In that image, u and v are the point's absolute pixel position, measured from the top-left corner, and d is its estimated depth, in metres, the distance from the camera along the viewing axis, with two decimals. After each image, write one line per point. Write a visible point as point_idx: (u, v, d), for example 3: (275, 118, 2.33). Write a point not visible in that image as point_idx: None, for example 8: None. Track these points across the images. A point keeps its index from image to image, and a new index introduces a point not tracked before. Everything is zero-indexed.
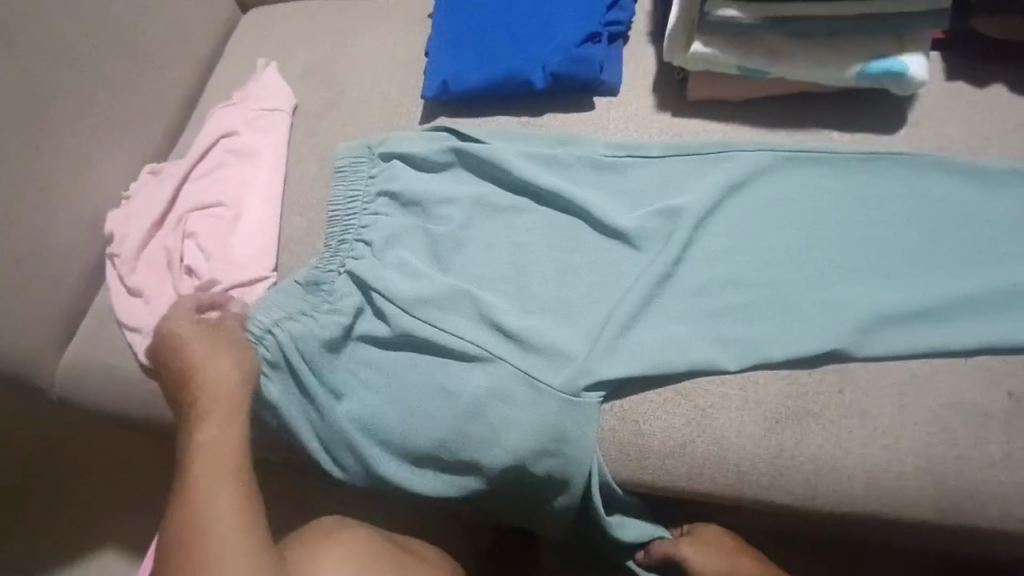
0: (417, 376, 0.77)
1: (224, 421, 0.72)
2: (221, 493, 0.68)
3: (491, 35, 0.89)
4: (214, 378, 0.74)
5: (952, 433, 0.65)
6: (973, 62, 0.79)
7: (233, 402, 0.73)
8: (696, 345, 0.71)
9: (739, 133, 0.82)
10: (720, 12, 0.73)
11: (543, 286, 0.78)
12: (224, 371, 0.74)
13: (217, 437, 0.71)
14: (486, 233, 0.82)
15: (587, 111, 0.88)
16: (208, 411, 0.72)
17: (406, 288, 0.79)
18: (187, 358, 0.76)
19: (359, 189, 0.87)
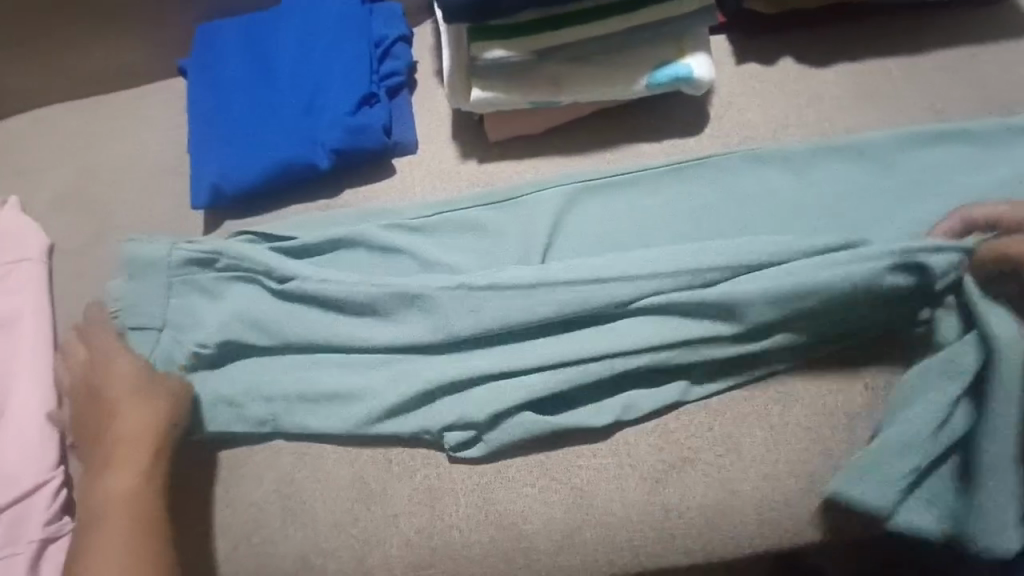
0: (311, 357, 0.69)
1: (138, 458, 0.62)
2: (119, 535, 0.57)
3: (257, 121, 0.79)
4: (126, 420, 0.63)
5: (824, 443, 0.63)
6: (758, 40, 0.81)
7: (152, 440, 0.63)
8: (567, 415, 0.65)
9: (549, 166, 0.78)
10: (486, 55, 0.67)
11: (393, 387, 0.66)
12: (142, 415, 0.63)
13: (133, 477, 0.61)
14: (304, 363, 0.69)
15: (389, 177, 0.80)
16: (117, 454, 0.62)
17: (263, 362, 0.70)
18: (109, 383, 0.65)
19: (145, 334, 0.71)
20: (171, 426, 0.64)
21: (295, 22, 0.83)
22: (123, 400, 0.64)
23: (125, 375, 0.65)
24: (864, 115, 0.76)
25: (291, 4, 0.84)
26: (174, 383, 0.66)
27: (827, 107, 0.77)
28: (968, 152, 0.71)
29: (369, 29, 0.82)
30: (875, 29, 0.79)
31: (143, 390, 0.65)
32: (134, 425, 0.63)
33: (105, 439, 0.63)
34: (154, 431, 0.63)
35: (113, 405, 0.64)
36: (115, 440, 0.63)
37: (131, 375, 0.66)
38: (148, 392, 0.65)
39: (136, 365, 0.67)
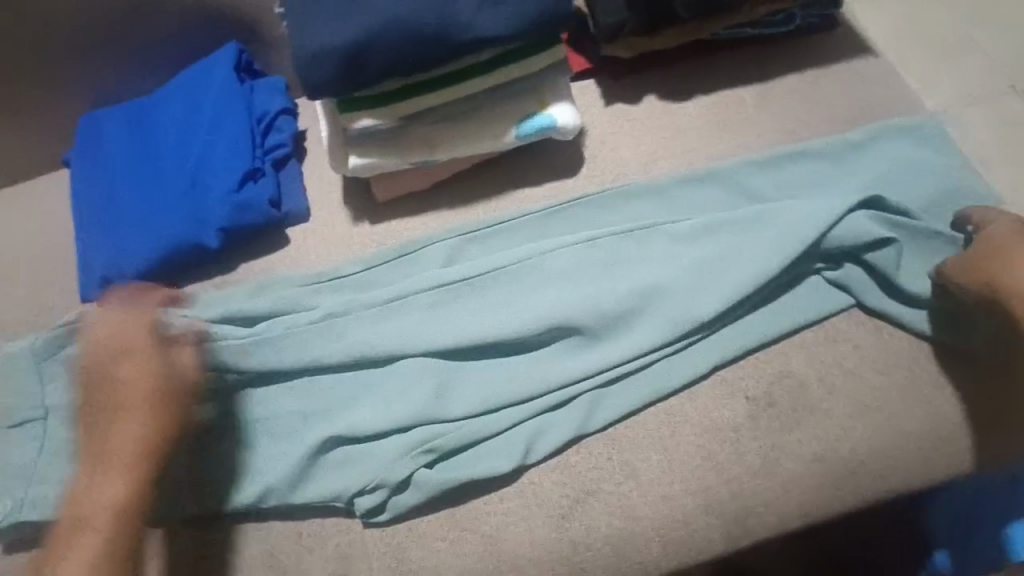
0: (240, 429, 0.71)
1: (148, 413, 0.61)
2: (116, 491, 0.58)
3: (143, 205, 0.79)
4: (119, 433, 0.60)
5: (715, 458, 0.66)
6: (624, 80, 0.85)
7: (165, 395, 0.62)
8: (469, 462, 0.66)
9: (439, 220, 0.81)
10: (357, 125, 0.70)
11: (317, 447, 0.67)
12: (143, 376, 0.61)
13: (139, 432, 0.60)
14: (233, 438, 0.70)
15: (284, 247, 0.81)
16: (103, 466, 0.59)
17: None
18: (113, 337, 0.63)
19: (35, 427, 0.71)
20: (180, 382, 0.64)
21: (175, 105, 0.84)
22: (126, 403, 0.60)
23: (144, 371, 0.61)
24: (723, 143, 0.81)
25: (171, 87, 0.86)
26: (182, 355, 0.66)
27: (691, 139, 0.81)
28: (822, 161, 0.77)
29: (250, 104, 0.84)
30: (728, 62, 0.85)
31: (163, 391, 0.62)
32: (135, 435, 0.60)
33: (116, 400, 0.61)
34: (140, 451, 0.60)
35: (102, 382, 0.62)
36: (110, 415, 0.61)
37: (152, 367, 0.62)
38: (165, 355, 0.64)
39: (156, 360, 0.62)
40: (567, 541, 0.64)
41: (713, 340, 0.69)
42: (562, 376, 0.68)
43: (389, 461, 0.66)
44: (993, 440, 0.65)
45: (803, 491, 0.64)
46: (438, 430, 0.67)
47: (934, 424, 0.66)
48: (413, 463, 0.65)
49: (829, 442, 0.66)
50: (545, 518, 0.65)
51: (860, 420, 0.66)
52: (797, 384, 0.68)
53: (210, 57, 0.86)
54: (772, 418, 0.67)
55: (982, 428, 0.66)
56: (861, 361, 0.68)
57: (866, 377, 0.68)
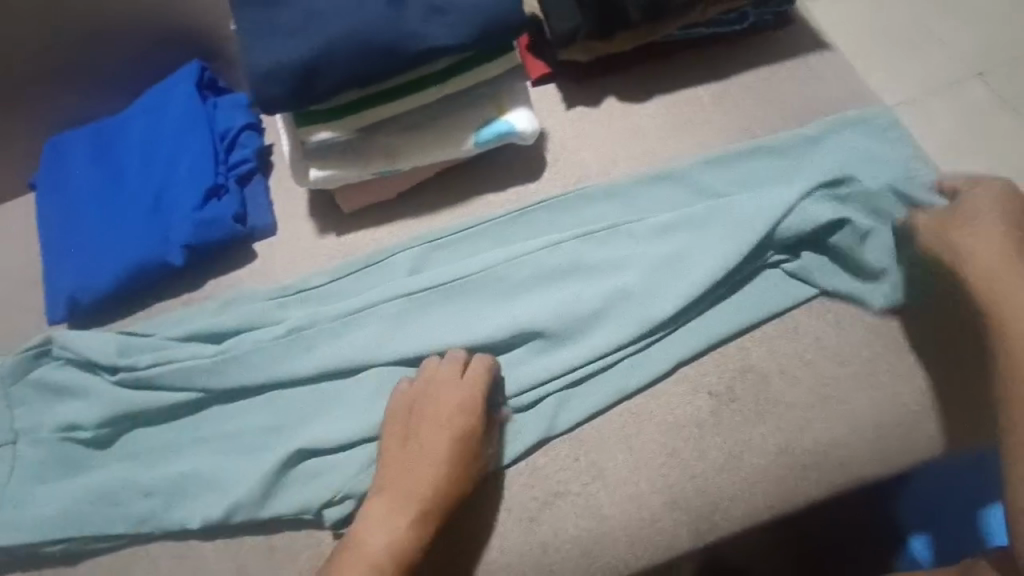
0: (208, 446, 0.71)
1: (455, 432, 0.65)
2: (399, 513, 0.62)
3: (107, 225, 0.79)
4: (418, 469, 0.63)
5: (679, 455, 0.66)
6: (584, 84, 0.86)
7: (455, 433, 0.64)
8: None
9: (405, 229, 0.81)
10: (314, 138, 0.71)
11: (287, 460, 0.68)
12: (454, 417, 0.65)
13: (433, 468, 0.63)
14: (201, 455, 0.71)
15: (251, 262, 0.81)
16: (395, 498, 0.62)
17: (155, 457, 0.71)
18: (443, 385, 0.66)
19: (4, 451, 0.72)
20: (476, 446, 0.65)
21: (138, 125, 0.85)
22: (434, 447, 0.64)
23: (460, 416, 0.65)
24: (681, 143, 0.82)
25: (133, 108, 0.87)
26: (465, 421, 0.65)
27: (650, 140, 0.82)
28: (782, 156, 0.78)
29: (212, 122, 0.85)
30: (685, 61, 0.86)
31: (466, 446, 0.64)
32: (427, 465, 0.63)
33: (423, 426, 0.65)
34: (440, 495, 0.63)
35: (427, 437, 0.65)
36: (417, 427, 0.65)
37: (472, 423, 0.65)
38: (461, 415, 0.65)
39: (478, 420, 0.65)
40: (537, 544, 0.65)
41: (676, 337, 0.70)
42: (532, 379, 0.69)
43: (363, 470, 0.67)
44: (953, 424, 0.66)
45: (768, 485, 0.65)
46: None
47: (897, 412, 0.67)
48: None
49: (792, 435, 0.66)
50: (514, 522, 0.65)
51: (821, 411, 0.67)
52: (759, 379, 0.69)
53: (172, 77, 0.87)
54: (735, 413, 0.68)
55: (942, 412, 0.66)
56: (821, 352, 0.69)
57: (827, 368, 0.69)
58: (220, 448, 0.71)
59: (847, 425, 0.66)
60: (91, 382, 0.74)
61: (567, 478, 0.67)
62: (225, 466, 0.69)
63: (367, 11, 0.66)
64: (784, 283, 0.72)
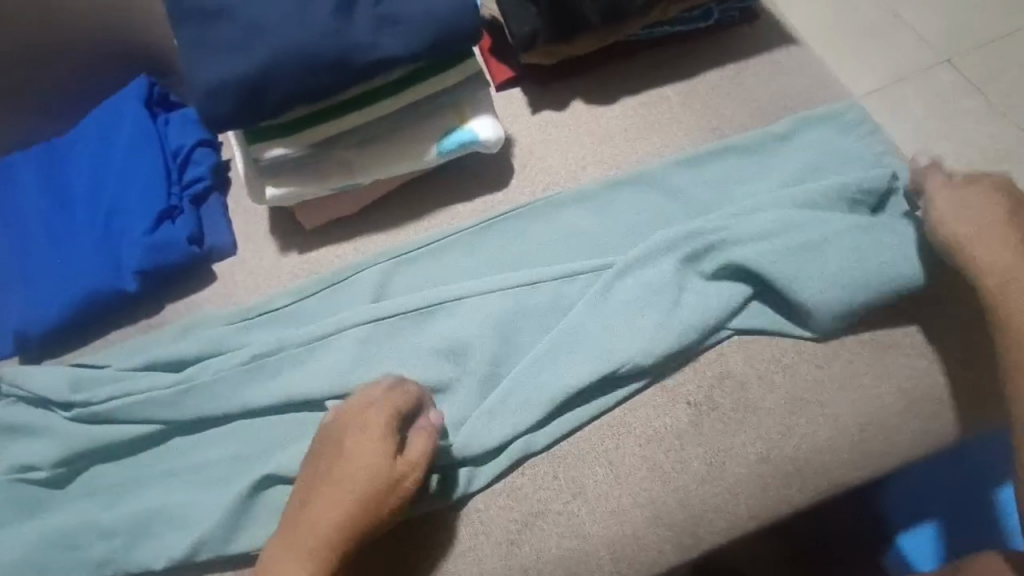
0: (169, 482, 0.68)
1: (365, 471, 0.58)
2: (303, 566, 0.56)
3: (56, 254, 0.76)
4: (324, 514, 0.57)
5: (660, 467, 0.65)
6: (548, 88, 0.84)
7: (365, 472, 0.58)
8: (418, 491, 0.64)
9: (370, 244, 0.78)
10: (267, 155, 0.69)
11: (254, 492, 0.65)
12: (364, 456, 0.58)
13: (341, 515, 0.57)
14: (162, 491, 0.67)
15: (210, 285, 0.78)
16: (298, 542, 0.57)
17: (113, 496, 0.68)
18: (355, 423, 0.60)
19: None
20: (391, 486, 0.58)
21: (86, 146, 0.81)
22: (342, 486, 0.57)
23: (372, 451, 0.58)
24: (650, 144, 0.80)
25: (81, 128, 0.83)
26: (368, 463, 0.58)
27: (618, 142, 0.80)
28: (750, 159, 0.77)
29: (164, 140, 0.81)
30: (652, 60, 0.85)
31: (376, 487, 0.57)
32: (336, 510, 0.57)
33: (334, 469, 0.59)
34: (344, 540, 0.57)
35: (340, 482, 0.58)
36: (327, 469, 0.59)
37: (381, 455, 0.58)
38: (366, 452, 0.58)
39: (388, 457, 0.58)
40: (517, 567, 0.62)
41: None
42: (527, 404, 0.65)
43: None
44: (930, 420, 0.65)
45: (751, 494, 0.64)
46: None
47: (878, 413, 0.65)
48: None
49: (774, 441, 0.65)
50: (494, 546, 0.63)
51: (801, 416, 0.66)
52: (738, 385, 0.67)
53: (120, 94, 0.84)
54: (715, 421, 0.66)
55: (921, 410, 0.66)
56: (799, 354, 0.68)
57: (805, 371, 0.67)
58: (182, 483, 0.67)
59: (831, 428, 0.65)
60: (42, 420, 0.70)
61: (547, 496, 0.65)
62: (187, 502, 0.66)
63: (314, 22, 0.64)
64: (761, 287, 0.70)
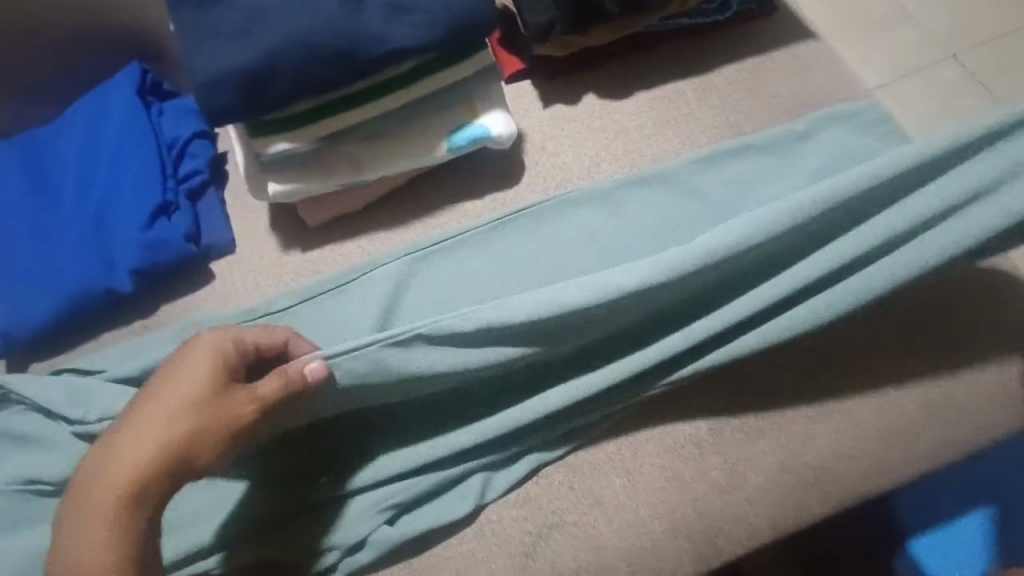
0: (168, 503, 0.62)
1: (193, 388, 0.50)
2: (115, 496, 0.46)
3: (42, 249, 0.72)
4: (145, 433, 0.48)
5: (680, 476, 0.63)
6: (559, 81, 0.81)
7: (195, 388, 0.50)
8: (435, 505, 0.62)
9: (376, 243, 0.75)
10: (270, 150, 0.66)
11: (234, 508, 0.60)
12: (196, 372, 0.50)
13: (164, 432, 0.48)
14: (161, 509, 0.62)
15: (208, 283, 0.74)
16: (114, 472, 0.47)
17: None
18: (192, 350, 0.51)
19: None
20: (221, 404, 0.50)
21: (74, 136, 0.77)
22: (166, 403, 0.49)
23: (204, 369, 0.50)
24: (666, 141, 0.77)
25: (68, 117, 0.79)
26: (194, 377, 0.50)
27: (633, 139, 0.78)
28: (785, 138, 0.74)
29: (158, 131, 0.77)
30: (666, 53, 0.82)
31: (206, 404, 0.49)
32: (160, 431, 0.48)
33: (158, 388, 0.50)
34: (173, 462, 0.48)
35: (160, 399, 0.49)
36: (153, 391, 0.50)
37: (206, 370, 0.50)
38: (199, 368, 0.50)
39: (230, 379, 0.51)
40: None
41: None
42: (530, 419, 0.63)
43: (356, 524, 0.60)
44: (952, 428, 0.64)
45: (772, 504, 0.62)
46: (391, 487, 0.61)
47: (900, 422, 0.64)
48: (373, 521, 0.60)
49: (795, 448, 0.63)
50: (507, 556, 0.61)
51: (822, 425, 0.64)
52: (758, 393, 0.65)
53: (109, 82, 0.79)
54: (734, 430, 0.64)
55: (943, 418, 0.64)
56: (820, 362, 0.66)
57: (826, 379, 0.66)
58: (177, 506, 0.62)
59: (853, 435, 0.64)
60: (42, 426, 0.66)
61: (561, 507, 0.63)
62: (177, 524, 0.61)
63: (320, 10, 0.61)
64: None
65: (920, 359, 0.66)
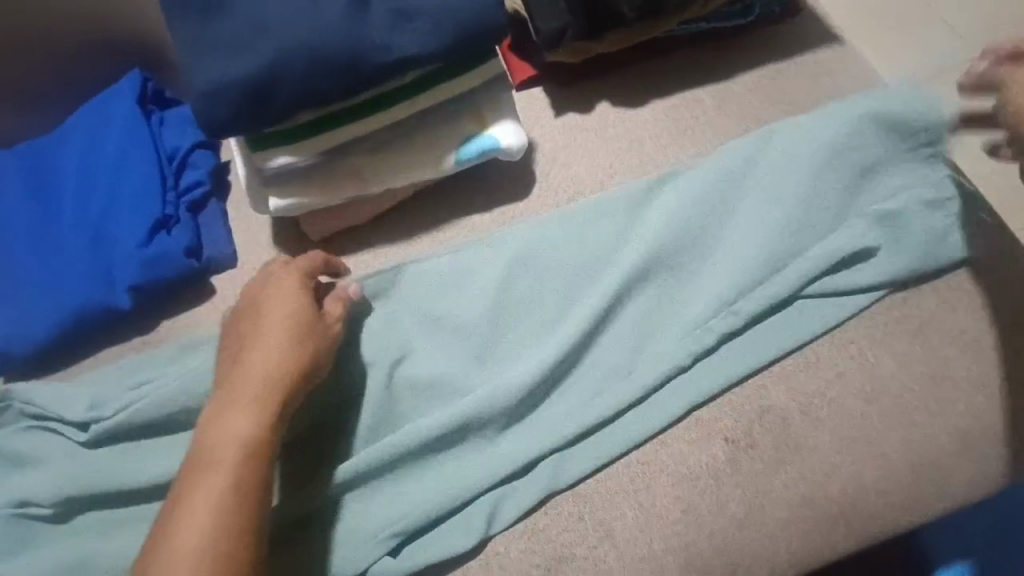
0: None
1: (289, 321, 0.57)
2: (246, 413, 0.53)
3: (40, 264, 0.70)
4: (255, 358, 0.55)
5: (696, 509, 0.60)
6: (572, 89, 0.78)
7: (296, 312, 0.57)
8: (441, 532, 0.60)
9: (381, 257, 0.72)
10: (270, 164, 0.63)
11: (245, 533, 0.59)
12: (288, 303, 0.57)
13: (279, 354, 0.55)
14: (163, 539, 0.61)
15: (209, 299, 0.72)
16: (234, 394, 0.54)
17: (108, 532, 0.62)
18: (270, 288, 0.59)
19: None
20: (319, 328, 0.58)
21: (74, 147, 0.75)
22: (268, 335, 0.56)
23: (290, 300, 0.58)
24: (683, 151, 0.74)
25: (68, 127, 0.77)
26: (290, 307, 0.57)
27: (649, 149, 0.74)
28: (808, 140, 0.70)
29: (159, 142, 0.75)
30: (684, 59, 0.78)
31: (305, 329, 0.57)
32: (270, 356, 0.55)
33: (251, 328, 0.57)
34: (287, 380, 0.55)
35: (255, 330, 0.57)
36: (246, 332, 0.57)
37: (299, 299, 0.58)
38: (290, 300, 0.58)
39: (311, 307, 0.58)
40: None
41: (686, 381, 0.63)
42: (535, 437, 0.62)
43: (363, 549, 0.58)
44: (987, 460, 0.61)
45: (794, 539, 0.59)
46: (397, 511, 0.59)
47: (931, 453, 0.61)
48: (379, 548, 0.58)
49: (818, 479, 0.60)
50: None
51: (848, 456, 0.61)
52: (779, 421, 0.62)
53: (111, 90, 0.78)
54: (754, 460, 0.61)
55: (977, 449, 0.61)
56: (846, 389, 0.63)
57: (852, 407, 0.62)
58: None
59: (880, 466, 0.60)
60: (47, 442, 0.65)
61: (571, 540, 0.60)
62: None
63: (321, 20, 0.58)
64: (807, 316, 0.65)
65: (953, 386, 0.62)
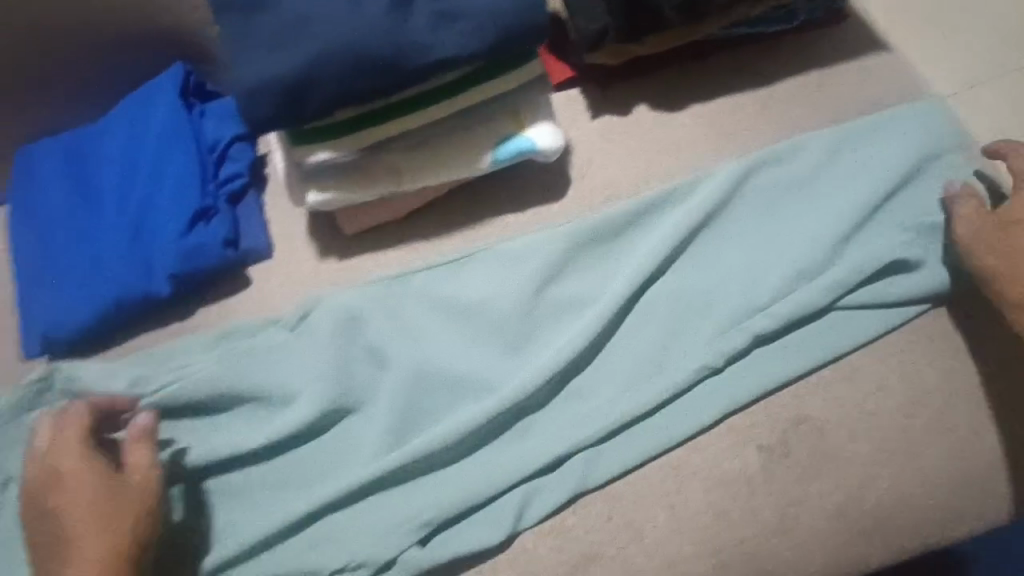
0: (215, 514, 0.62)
1: (100, 500, 0.56)
2: None
3: (83, 251, 0.72)
4: (85, 543, 0.54)
5: (727, 515, 0.59)
6: (611, 90, 0.78)
7: (103, 494, 0.56)
8: (471, 526, 0.60)
9: (415, 254, 0.73)
10: (311, 159, 0.64)
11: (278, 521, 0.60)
12: (86, 489, 0.56)
13: (102, 537, 0.55)
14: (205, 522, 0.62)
15: (246, 289, 0.73)
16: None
17: None
18: (69, 465, 0.57)
19: None
20: (152, 492, 0.58)
21: (118, 137, 0.77)
22: (73, 526, 0.55)
23: (89, 481, 0.57)
24: (721, 156, 0.73)
25: (112, 118, 0.78)
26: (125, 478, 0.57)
27: (687, 153, 0.74)
28: (839, 148, 0.70)
29: (200, 134, 0.76)
30: (725, 62, 0.78)
31: (113, 506, 0.56)
32: (95, 541, 0.54)
33: (49, 514, 0.56)
34: (124, 552, 0.55)
35: (63, 514, 0.56)
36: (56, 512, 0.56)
37: (86, 485, 0.56)
38: (101, 478, 0.57)
39: (112, 480, 0.57)
40: None
41: (720, 386, 0.63)
42: (562, 435, 0.61)
43: (392, 541, 0.59)
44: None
45: (826, 550, 0.58)
46: (428, 503, 0.60)
47: (968, 469, 0.60)
48: (408, 538, 0.59)
49: (853, 491, 0.59)
50: None
51: (884, 469, 0.60)
52: (814, 431, 0.61)
53: (154, 82, 0.79)
54: (788, 469, 0.60)
55: (1016, 466, 0.60)
56: (883, 401, 0.62)
57: (889, 419, 0.61)
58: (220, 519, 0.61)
59: (917, 480, 0.59)
60: None
61: (600, 540, 0.60)
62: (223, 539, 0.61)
63: (367, 17, 0.59)
64: (842, 325, 0.64)
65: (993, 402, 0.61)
